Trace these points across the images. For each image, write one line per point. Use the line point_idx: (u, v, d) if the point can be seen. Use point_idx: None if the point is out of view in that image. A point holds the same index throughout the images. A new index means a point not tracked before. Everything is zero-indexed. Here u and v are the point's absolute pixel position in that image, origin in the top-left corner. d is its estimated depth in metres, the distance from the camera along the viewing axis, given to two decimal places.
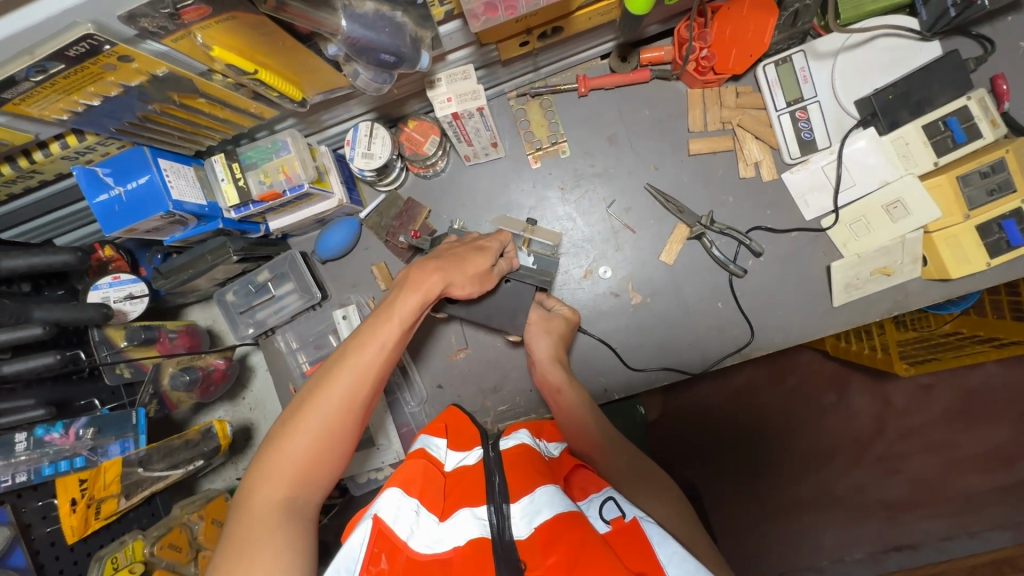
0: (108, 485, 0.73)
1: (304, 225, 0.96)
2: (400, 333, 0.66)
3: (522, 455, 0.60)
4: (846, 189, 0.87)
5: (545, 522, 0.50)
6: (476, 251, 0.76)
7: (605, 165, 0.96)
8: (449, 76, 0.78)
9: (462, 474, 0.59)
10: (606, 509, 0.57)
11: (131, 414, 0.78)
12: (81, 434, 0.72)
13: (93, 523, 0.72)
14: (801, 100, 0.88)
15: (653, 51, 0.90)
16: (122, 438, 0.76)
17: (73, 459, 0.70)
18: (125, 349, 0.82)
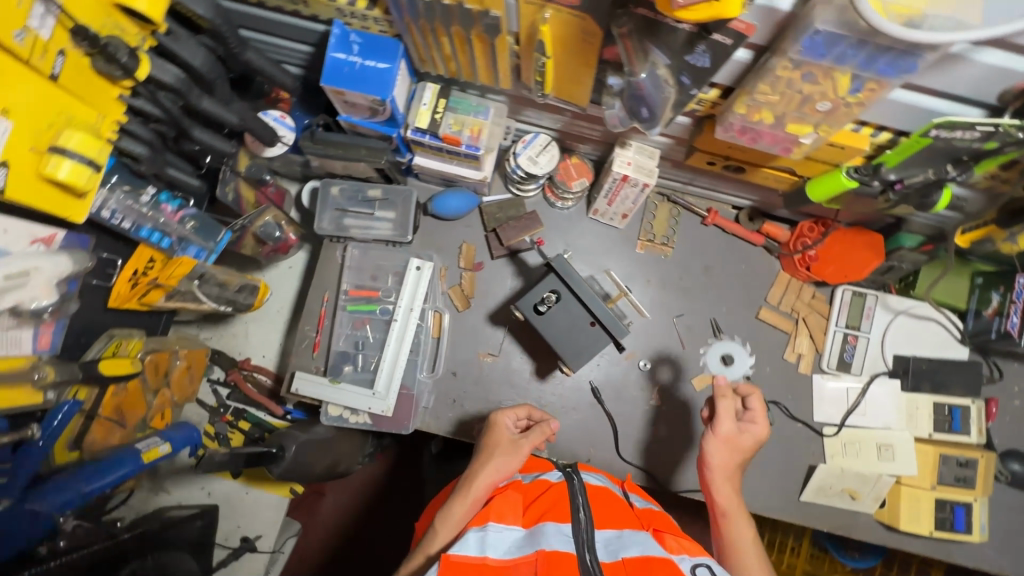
0: (171, 276, 0.77)
1: (435, 176, 1.02)
2: (487, 489, 0.70)
3: (602, 496, 0.70)
4: (856, 414, 1.02)
5: (633, 557, 0.57)
6: (540, 435, 0.81)
7: (690, 285, 1.08)
8: (639, 147, 0.91)
9: (550, 497, 0.66)
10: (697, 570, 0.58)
11: (221, 232, 0.80)
12: (183, 220, 0.76)
13: (132, 300, 0.77)
14: (856, 329, 1.05)
15: (774, 226, 1.06)
16: (200, 247, 0.77)
17: (164, 238, 0.73)
18: (239, 177, 0.84)
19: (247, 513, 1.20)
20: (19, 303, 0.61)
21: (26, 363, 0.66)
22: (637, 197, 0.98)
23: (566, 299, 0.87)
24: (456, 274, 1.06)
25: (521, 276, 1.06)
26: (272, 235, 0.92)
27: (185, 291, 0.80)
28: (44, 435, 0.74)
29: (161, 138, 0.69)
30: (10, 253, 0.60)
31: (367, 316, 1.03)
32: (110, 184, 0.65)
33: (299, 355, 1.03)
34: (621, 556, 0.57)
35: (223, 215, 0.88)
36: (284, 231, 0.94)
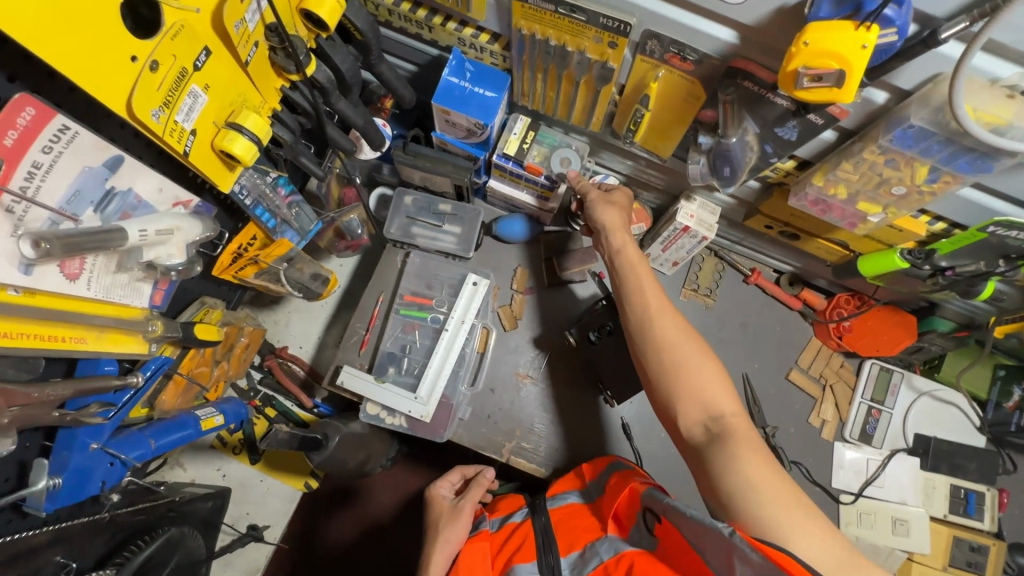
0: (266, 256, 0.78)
1: (504, 200, 1.08)
2: (445, 550, 0.80)
3: (567, 513, 0.78)
4: (874, 485, 1.05)
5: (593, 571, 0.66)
6: (478, 486, 0.90)
7: (726, 338, 1.13)
8: (704, 203, 0.98)
9: (515, 538, 0.76)
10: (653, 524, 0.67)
11: (315, 220, 0.82)
12: (288, 204, 0.77)
13: (230, 273, 0.75)
14: (881, 403, 1.09)
15: (812, 294, 1.12)
16: (296, 231, 0.80)
17: (272, 219, 0.74)
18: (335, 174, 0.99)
19: (257, 500, 1.20)
20: (155, 257, 0.67)
21: (139, 315, 0.71)
22: (691, 248, 1.04)
23: None
24: (508, 295, 1.10)
25: (569, 306, 1.11)
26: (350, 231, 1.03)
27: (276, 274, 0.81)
28: (142, 384, 0.74)
29: (300, 127, 0.74)
30: (157, 212, 0.67)
31: (417, 322, 1.07)
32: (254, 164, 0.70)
33: (346, 349, 1.06)
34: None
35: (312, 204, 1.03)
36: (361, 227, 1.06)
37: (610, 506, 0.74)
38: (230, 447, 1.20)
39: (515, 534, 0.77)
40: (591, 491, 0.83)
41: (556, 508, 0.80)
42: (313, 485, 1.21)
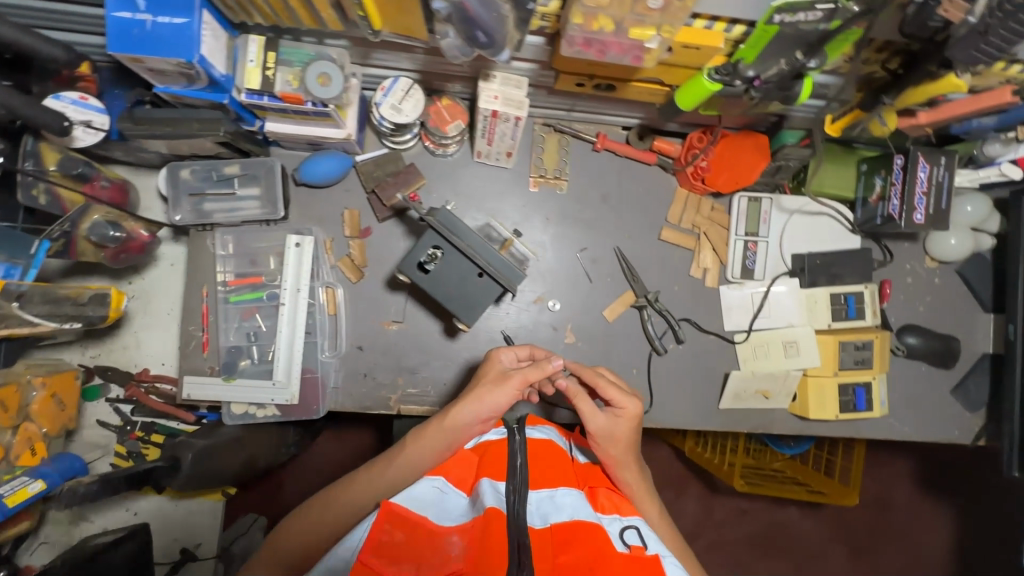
0: None
1: (297, 141, 0.92)
2: (442, 441, 0.80)
3: (543, 447, 0.77)
4: (762, 318, 1.04)
5: (561, 522, 0.64)
6: (534, 369, 0.83)
7: (590, 216, 1.05)
8: (504, 78, 0.84)
9: (490, 458, 0.75)
10: (628, 534, 0.68)
11: (33, 243, 0.76)
12: None
13: None
14: (755, 235, 1.05)
15: (665, 142, 1.03)
16: (10, 263, 0.73)
17: None
18: (50, 174, 0.77)
19: (182, 524, 1.15)
20: None
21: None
22: (516, 133, 0.92)
23: (450, 253, 0.82)
24: (344, 244, 0.99)
25: (414, 236, 1.00)
26: (108, 236, 0.83)
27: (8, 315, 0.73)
28: None
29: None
30: None
31: (253, 304, 0.97)
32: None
33: (188, 357, 0.96)
34: (550, 523, 0.64)
35: (46, 222, 0.81)
36: (125, 228, 0.85)
37: (592, 480, 0.79)
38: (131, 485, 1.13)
39: (491, 450, 0.76)
40: (571, 446, 0.87)
41: (541, 441, 0.79)
42: (231, 492, 1.16)
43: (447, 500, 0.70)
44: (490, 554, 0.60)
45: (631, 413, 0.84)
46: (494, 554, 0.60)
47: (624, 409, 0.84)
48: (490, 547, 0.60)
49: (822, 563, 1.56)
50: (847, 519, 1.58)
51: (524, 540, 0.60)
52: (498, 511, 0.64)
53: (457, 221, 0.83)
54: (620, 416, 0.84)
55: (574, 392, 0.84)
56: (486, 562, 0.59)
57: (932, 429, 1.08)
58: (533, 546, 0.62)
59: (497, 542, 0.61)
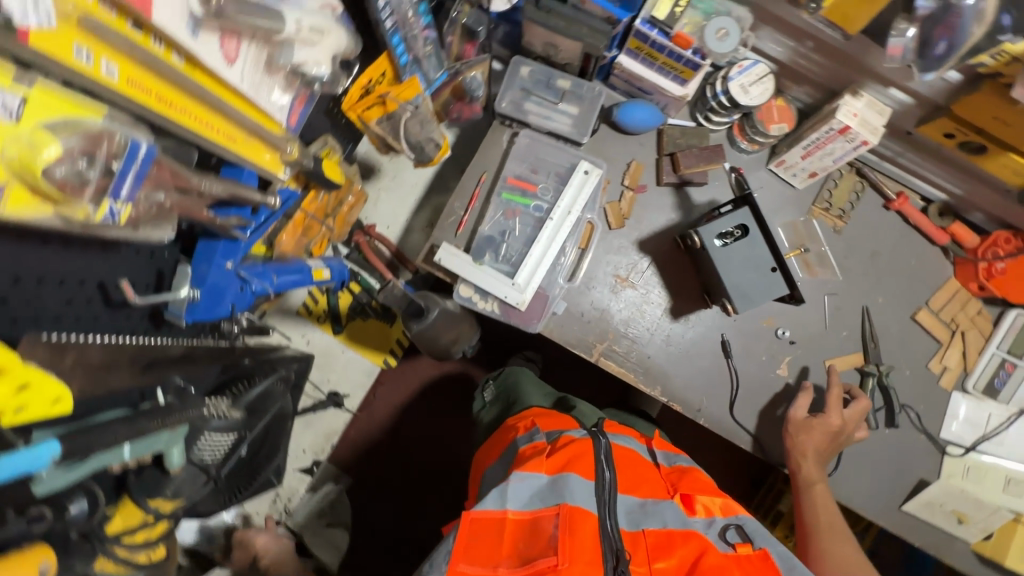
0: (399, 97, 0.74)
1: (628, 81, 0.96)
2: None
3: (626, 455, 0.79)
4: (992, 441, 0.98)
5: (654, 529, 0.68)
6: None
7: (852, 267, 1.02)
8: (870, 101, 0.84)
9: (578, 451, 0.74)
10: (729, 534, 0.70)
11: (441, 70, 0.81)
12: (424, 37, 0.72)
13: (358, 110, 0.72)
14: (1018, 358, 0.98)
15: (964, 228, 0.98)
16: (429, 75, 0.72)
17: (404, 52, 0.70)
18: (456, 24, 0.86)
19: (339, 370, 1.23)
20: (304, 62, 0.60)
21: (280, 133, 0.63)
22: (841, 156, 0.91)
23: (754, 235, 0.82)
24: (617, 190, 1.02)
25: (681, 211, 1.02)
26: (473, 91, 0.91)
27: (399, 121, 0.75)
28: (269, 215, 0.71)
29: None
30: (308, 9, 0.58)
31: (520, 208, 1.01)
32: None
33: (443, 228, 1.01)
34: (642, 528, 0.69)
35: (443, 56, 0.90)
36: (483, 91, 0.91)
37: (684, 485, 0.76)
38: (316, 316, 1.21)
39: (573, 443, 0.75)
40: (656, 453, 0.84)
41: (621, 448, 0.80)
42: (391, 363, 1.24)
43: (529, 485, 0.71)
44: (584, 550, 0.65)
45: (830, 424, 0.91)
46: (587, 552, 0.65)
47: (859, 406, 0.94)
48: (581, 541, 0.65)
49: None
50: None
51: (621, 551, 0.65)
52: (580, 508, 0.68)
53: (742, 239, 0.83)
54: (826, 426, 0.91)
55: (833, 392, 0.94)
56: (579, 556, 0.64)
57: None
58: (626, 544, 0.67)
59: (588, 538, 0.66)
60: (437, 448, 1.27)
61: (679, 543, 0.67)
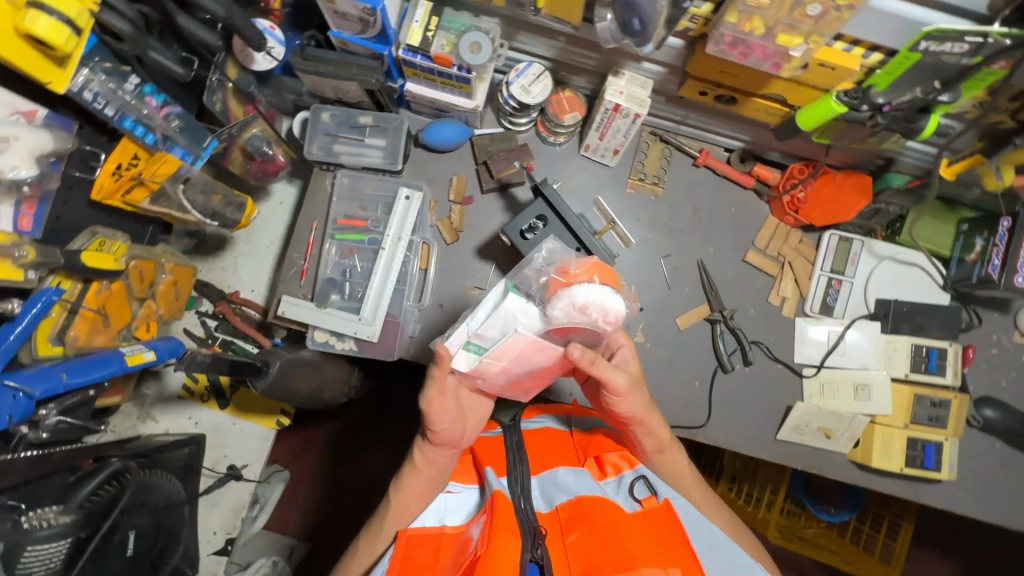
0: (158, 173, 0.86)
1: (425, 104, 1.01)
2: None
3: (540, 437, 0.82)
4: (836, 355, 1.03)
5: (566, 501, 0.70)
6: None
7: (681, 226, 1.08)
8: (632, 77, 0.91)
9: (491, 449, 0.81)
10: (638, 488, 0.72)
11: (207, 139, 0.90)
12: (168, 118, 0.84)
13: (116, 197, 0.84)
14: (841, 274, 1.05)
15: (765, 169, 1.06)
16: (186, 149, 0.88)
17: (148, 134, 0.81)
18: (227, 88, 0.93)
19: (234, 443, 1.21)
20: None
21: (6, 239, 0.70)
22: (629, 131, 0.97)
23: (554, 224, 0.89)
24: (446, 206, 1.06)
25: (510, 211, 1.06)
26: (259, 149, 1.01)
27: (172, 195, 0.91)
28: (26, 318, 0.73)
29: (143, 20, 0.73)
30: None
31: (355, 245, 1.04)
32: (90, 64, 0.71)
33: (287, 281, 1.03)
34: (555, 504, 0.70)
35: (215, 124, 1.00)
36: (273, 148, 1.03)
37: (595, 448, 0.79)
38: (198, 395, 1.20)
39: (485, 451, 0.81)
40: (573, 422, 0.87)
41: (534, 431, 0.84)
42: (285, 422, 1.22)
43: (463, 498, 0.78)
44: (503, 530, 0.64)
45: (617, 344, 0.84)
46: (505, 528, 0.65)
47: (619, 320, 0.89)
48: (500, 525, 0.65)
49: None
50: None
51: (539, 528, 0.66)
52: (501, 494, 0.69)
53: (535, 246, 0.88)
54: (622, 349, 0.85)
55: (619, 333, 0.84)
56: (498, 538, 0.63)
57: (998, 511, 1.02)
58: (545, 527, 0.68)
59: (509, 520, 0.66)
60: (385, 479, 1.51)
61: (593, 509, 0.67)
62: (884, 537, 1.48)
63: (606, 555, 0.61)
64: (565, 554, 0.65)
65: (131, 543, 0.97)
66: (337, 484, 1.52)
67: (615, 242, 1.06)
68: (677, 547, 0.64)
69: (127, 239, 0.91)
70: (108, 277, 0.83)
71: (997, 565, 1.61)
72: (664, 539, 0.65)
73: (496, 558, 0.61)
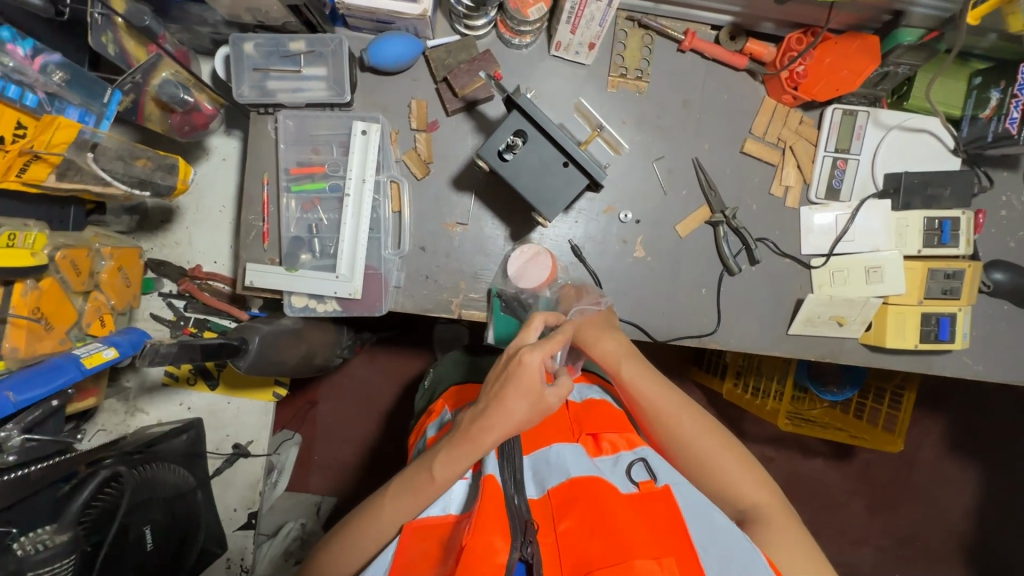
0: (54, 143, 0.70)
1: (363, 17, 0.86)
2: None
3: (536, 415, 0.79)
4: (845, 241, 0.98)
5: (557, 486, 0.64)
6: None
7: (671, 123, 0.98)
8: None
9: None
10: (636, 470, 0.67)
11: (106, 92, 0.77)
12: (48, 71, 0.71)
13: (14, 177, 0.70)
14: (846, 152, 0.98)
15: (758, 44, 0.94)
16: (84, 109, 0.75)
17: (26, 95, 0.68)
18: (117, 24, 0.78)
19: (233, 421, 1.17)
20: None
21: None
22: (605, 17, 0.84)
23: (534, 139, 0.79)
24: (409, 136, 0.94)
25: (482, 132, 0.94)
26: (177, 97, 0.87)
27: (82, 166, 0.76)
28: None
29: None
30: None
31: (316, 196, 0.92)
32: None
33: (248, 247, 0.93)
34: (547, 489, 0.65)
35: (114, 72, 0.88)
36: (193, 95, 0.90)
37: (591, 424, 0.76)
38: (184, 379, 1.14)
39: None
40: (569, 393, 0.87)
41: None
42: (283, 392, 1.17)
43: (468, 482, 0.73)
44: (490, 524, 0.59)
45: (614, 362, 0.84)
46: (496, 525, 0.59)
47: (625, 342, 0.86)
48: (487, 514, 0.60)
49: (839, 513, 1.72)
50: (870, 474, 1.73)
51: (529, 520, 0.60)
52: (495, 479, 0.65)
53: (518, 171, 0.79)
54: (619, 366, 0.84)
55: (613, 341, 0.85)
56: (484, 528, 0.58)
57: (1006, 372, 1.02)
58: (534, 512, 0.63)
59: (496, 513, 0.60)
60: (396, 429, 1.50)
61: (587, 495, 0.61)
62: (887, 407, 1.50)
63: (600, 545, 0.56)
64: (554, 544, 0.60)
65: (150, 538, 0.93)
66: (350, 441, 1.50)
67: (601, 152, 0.96)
68: (672, 535, 0.58)
69: (42, 227, 0.79)
70: (33, 275, 0.74)
71: (985, 415, 1.71)
72: (662, 528, 0.59)
73: (475, 548, 0.56)
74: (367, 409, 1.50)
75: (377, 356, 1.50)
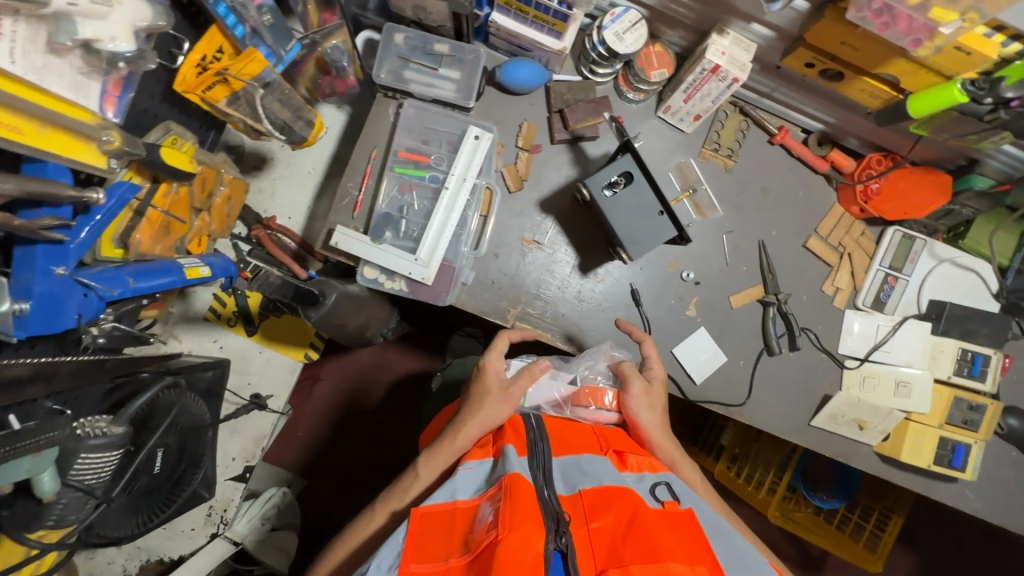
0: (245, 70, 0.80)
1: (506, 39, 0.95)
2: None
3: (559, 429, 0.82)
4: (882, 351, 1.04)
5: (590, 488, 0.67)
6: None
7: (747, 203, 1.06)
8: (736, 38, 0.87)
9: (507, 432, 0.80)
10: (658, 492, 0.70)
11: (292, 42, 0.91)
12: (259, 11, 0.85)
13: (198, 91, 0.79)
14: (899, 271, 1.05)
15: (842, 155, 1.03)
16: (271, 49, 0.88)
17: (237, 25, 0.81)
18: None
19: (259, 371, 1.19)
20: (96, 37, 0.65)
21: (93, 121, 0.72)
22: (719, 96, 0.93)
23: (637, 181, 0.86)
24: (512, 152, 1.01)
25: (578, 166, 1.02)
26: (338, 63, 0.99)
27: (247, 98, 0.83)
28: (104, 209, 0.75)
29: None
30: None
31: (414, 181, 0.99)
32: None
33: (339, 211, 0.98)
34: (578, 489, 0.68)
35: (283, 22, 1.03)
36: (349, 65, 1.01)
37: (615, 443, 0.81)
38: (225, 319, 1.16)
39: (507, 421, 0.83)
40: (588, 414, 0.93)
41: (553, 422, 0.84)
42: (315, 356, 1.20)
43: (476, 473, 0.74)
44: (523, 516, 0.60)
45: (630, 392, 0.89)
46: (528, 518, 0.60)
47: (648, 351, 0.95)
48: (521, 506, 0.61)
49: None
50: None
51: (561, 514, 0.63)
52: (520, 476, 0.67)
53: (614, 206, 0.86)
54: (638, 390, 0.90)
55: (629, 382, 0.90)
56: (520, 522, 0.59)
57: (1003, 514, 1.06)
58: (566, 508, 0.65)
59: (528, 504, 0.62)
60: (389, 426, 1.49)
61: (620, 503, 0.64)
62: (871, 527, 1.53)
63: (635, 546, 0.58)
64: (587, 540, 0.62)
65: (158, 461, 0.98)
66: (341, 427, 1.48)
67: (681, 212, 1.04)
68: (700, 550, 0.60)
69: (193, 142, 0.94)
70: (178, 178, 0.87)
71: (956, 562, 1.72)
72: (689, 542, 0.61)
73: (514, 540, 0.56)
74: (366, 397, 1.50)
75: (396, 347, 1.51)
